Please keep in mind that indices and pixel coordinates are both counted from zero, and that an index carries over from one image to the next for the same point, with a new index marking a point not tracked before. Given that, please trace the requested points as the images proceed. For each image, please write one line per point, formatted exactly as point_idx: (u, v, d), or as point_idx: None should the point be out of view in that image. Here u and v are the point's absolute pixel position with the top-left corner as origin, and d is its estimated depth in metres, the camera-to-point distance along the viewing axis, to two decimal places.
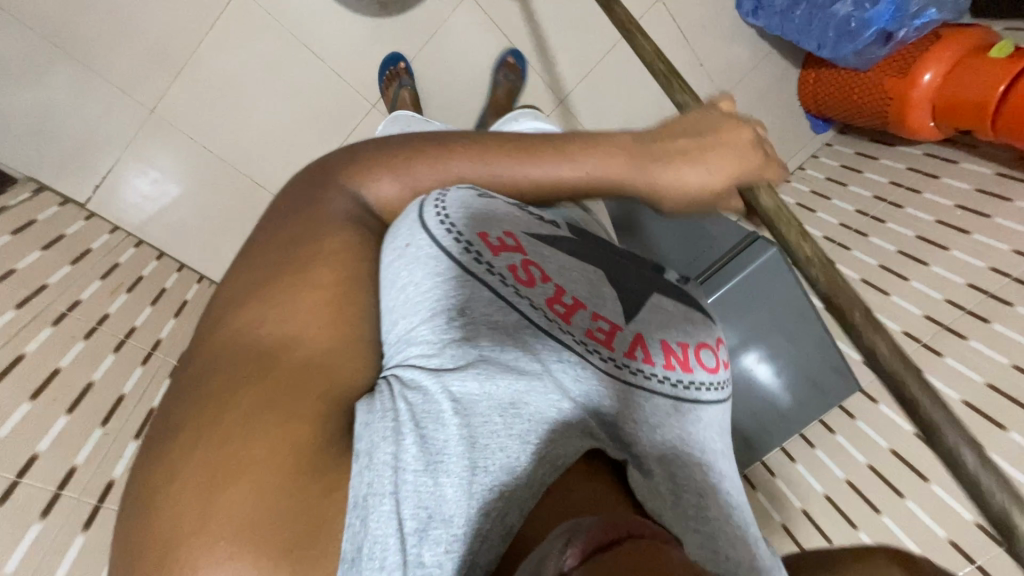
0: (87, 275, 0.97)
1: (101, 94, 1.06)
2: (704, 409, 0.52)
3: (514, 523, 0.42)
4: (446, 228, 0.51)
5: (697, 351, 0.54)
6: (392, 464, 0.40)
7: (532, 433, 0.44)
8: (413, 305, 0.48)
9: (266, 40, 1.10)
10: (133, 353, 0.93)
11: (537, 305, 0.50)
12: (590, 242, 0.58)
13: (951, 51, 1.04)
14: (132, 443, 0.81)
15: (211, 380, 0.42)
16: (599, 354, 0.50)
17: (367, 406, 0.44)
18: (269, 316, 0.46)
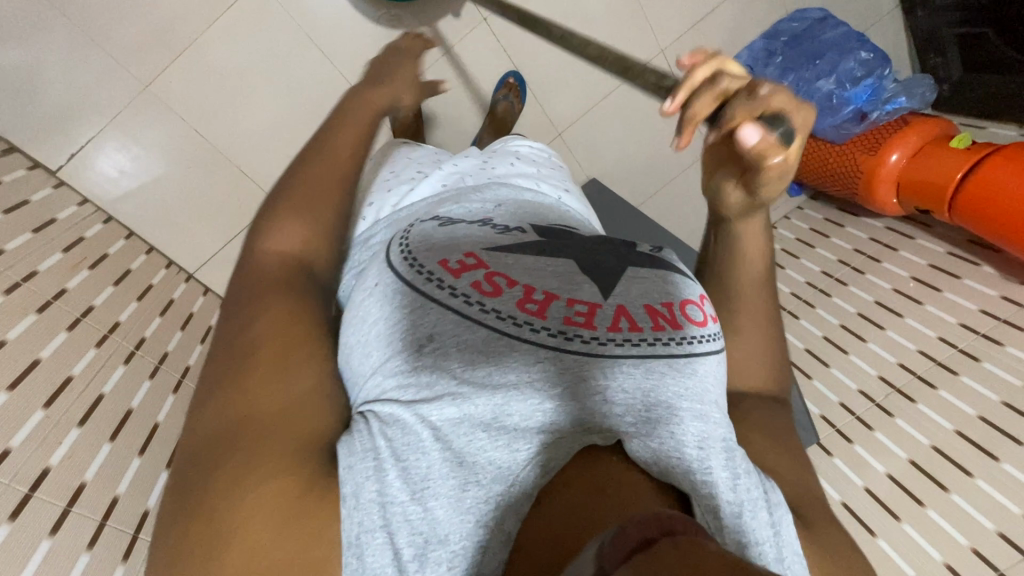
0: (48, 246, 0.92)
1: (94, 63, 1.02)
2: (699, 361, 0.53)
3: (513, 529, 0.44)
4: (408, 262, 0.58)
5: (682, 308, 0.56)
6: (380, 500, 0.44)
7: (518, 442, 0.47)
8: (386, 345, 0.53)
9: (278, 35, 1.09)
10: (87, 334, 0.87)
11: (510, 305, 0.53)
12: (555, 240, 0.63)
13: (916, 137, 1.12)
14: (74, 431, 0.75)
15: (201, 456, 0.46)
16: (581, 337, 0.52)
17: (347, 449, 0.47)
18: (242, 383, 0.50)
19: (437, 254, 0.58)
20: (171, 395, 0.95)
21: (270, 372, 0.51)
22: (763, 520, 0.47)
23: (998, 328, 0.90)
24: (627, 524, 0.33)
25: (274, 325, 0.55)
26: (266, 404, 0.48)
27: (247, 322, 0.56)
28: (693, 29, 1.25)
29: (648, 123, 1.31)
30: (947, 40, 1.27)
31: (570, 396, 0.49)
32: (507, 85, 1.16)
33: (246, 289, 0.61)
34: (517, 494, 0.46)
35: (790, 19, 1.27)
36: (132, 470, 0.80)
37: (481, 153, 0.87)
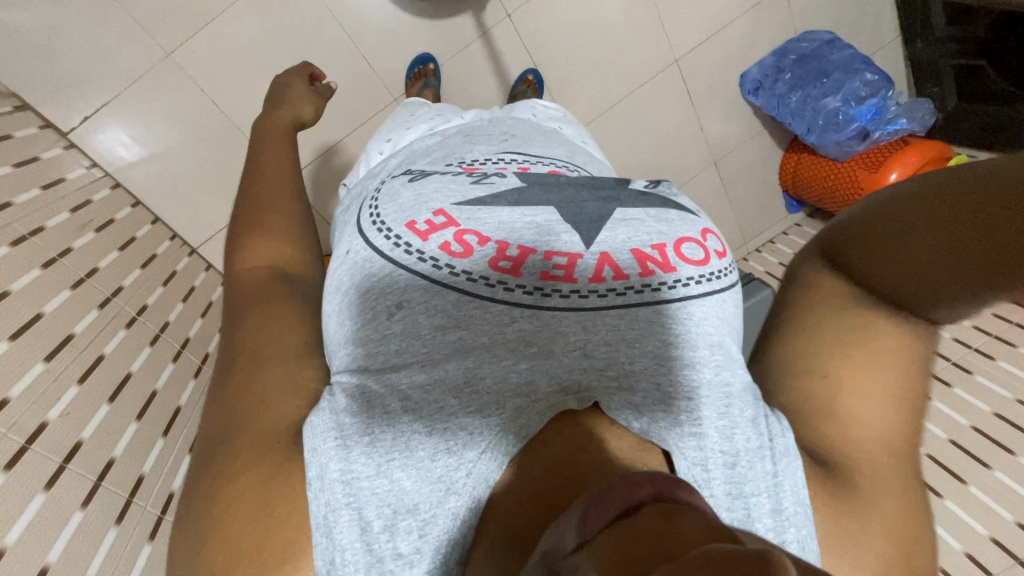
0: (56, 205, 0.90)
1: (116, 27, 1.02)
2: (694, 304, 0.52)
3: (483, 494, 0.45)
4: (377, 227, 0.57)
5: (675, 250, 0.54)
6: (344, 478, 0.43)
7: (489, 406, 0.47)
8: (359, 313, 0.53)
9: (305, 12, 1.07)
10: (90, 294, 0.85)
11: (481, 264, 0.53)
12: (537, 185, 0.60)
13: (913, 160, 1.16)
14: (73, 388, 0.73)
15: (224, 427, 0.49)
16: (560, 291, 0.51)
17: (311, 431, 0.46)
18: (221, 392, 0.52)
19: (405, 216, 0.57)
20: (170, 363, 0.93)
21: (241, 375, 0.52)
22: (762, 469, 0.45)
23: (990, 343, 0.91)
24: (613, 483, 0.32)
25: (251, 329, 0.57)
26: (255, 392, 0.51)
27: (232, 330, 0.58)
28: (709, 41, 1.28)
29: (658, 130, 1.34)
30: (945, 70, 1.33)
31: (539, 358, 0.49)
32: (525, 82, 1.18)
33: (246, 283, 0.63)
34: (488, 456, 0.45)
35: (799, 39, 1.29)
36: (129, 433, 0.78)
37: (499, 110, 0.84)
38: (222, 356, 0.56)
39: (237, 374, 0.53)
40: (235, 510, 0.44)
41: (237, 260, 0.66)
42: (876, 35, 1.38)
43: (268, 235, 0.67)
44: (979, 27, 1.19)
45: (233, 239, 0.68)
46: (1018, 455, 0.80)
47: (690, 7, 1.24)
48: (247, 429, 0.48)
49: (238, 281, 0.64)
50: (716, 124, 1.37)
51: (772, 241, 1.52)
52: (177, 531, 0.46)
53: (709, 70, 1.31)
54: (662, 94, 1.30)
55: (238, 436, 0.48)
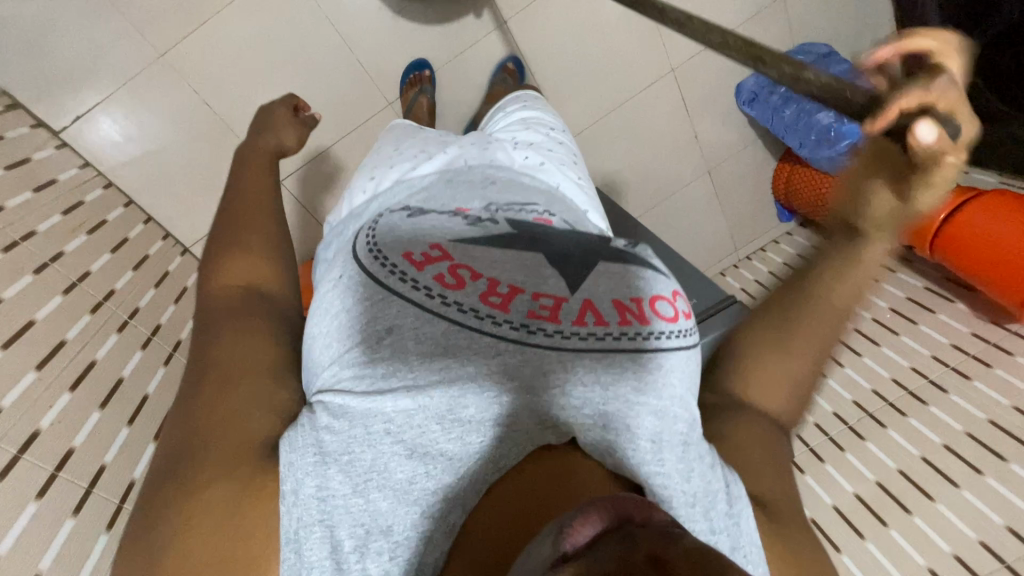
0: (48, 207, 0.91)
1: (108, 27, 1.01)
2: (668, 355, 0.53)
3: (456, 522, 0.46)
4: (372, 254, 0.59)
5: (652, 304, 0.56)
6: (320, 495, 0.45)
7: (472, 435, 0.48)
8: (347, 336, 0.54)
9: (301, 16, 1.06)
10: (82, 299, 0.87)
11: (470, 301, 0.54)
12: (527, 231, 0.63)
13: None
14: (65, 395, 0.75)
15: (190, 443, 0.49)
16: (544, 330, 0.53)
17: (288, 445, 0.48)
18: (188, 404, 0.52)
19: (401, 247, 0.59)
20: (162, 367, 0.94)
21: (209, 387, 0.53)
22: (719, 510, 0.48)
23: (966, 363, 0.93)
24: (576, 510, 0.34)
25: (224, 345, 0.57)
26: (226, 415, 0.51)
27: (203, 344, 0.58)
28: (707, 51, 1.27)
29: (653, 139, 1.34)
30: None
31: (522, 391, 0.50)
32: (505, 69, 1.15)
33: (224, 299, 0.64)
34: (462, 481, 0.47)
35: (797, 51, 1.27)
36: (120, 438, 0.79)
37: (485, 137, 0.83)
38: (192, 367, 0.56)
39: (208, 386, 0.53)
40: (189, 521, 0.45)
41: (213, 277, 0.66)
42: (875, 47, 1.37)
43: (247, 252, 0.68)
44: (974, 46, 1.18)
45: (213, 254, 0.68)
46: (985, 475, 0.81)
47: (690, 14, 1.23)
48: (214, 447, 0.49)
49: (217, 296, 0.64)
50: (710, 134, 1.37)
51: (762, 250, 1.55)
52: (128, 543, 0.45)
53: (706, 80, 1.30)
54: (657, 103, 1.30)
55: (206, 451, 0.49)
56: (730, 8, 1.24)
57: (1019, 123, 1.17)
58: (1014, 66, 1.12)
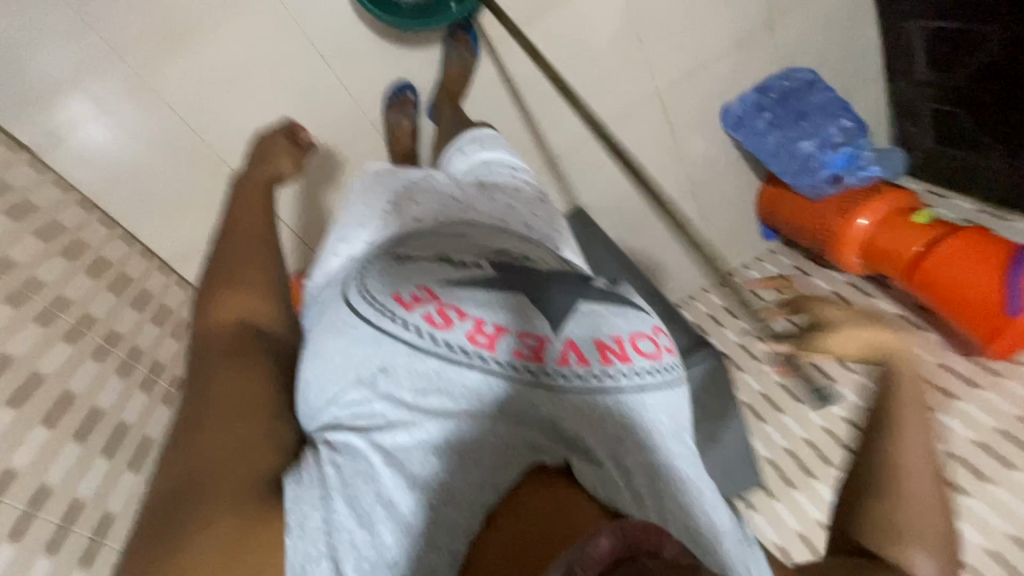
0: (24, 233, 0.90)
1: (83, 46, 0.98)
2: (649, 396, 0.50)
3: (460, 548, 0.46)
4: (364, 300, 0.56)
5: (634, 341, 0.52)
6: (326, 527, 0.46)
7: (468, 466, 0.48)
8: (345, 376, 0.54)
9: (282, 37, 1.04)
10: (58, 328, 0.86)
11: (458, 342, 0.52)
12: (511, 271, 0.58)
13: (884, 206, 1.18)
14: (41, 430, 0.75)
15: (185, 489, 0.48)
16: (528, 371, 0.51)
17: (293, 482, 0.49)
18: (185, 448, 0.51)
19: (391, 288, 0.56)
20: (141, 393, 0.95)
21: (216, 426, 0.53)
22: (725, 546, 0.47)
23: None
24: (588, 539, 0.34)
25: (223, 386, 0.57)
26: (220, 458, 0.50)
27: (200, 387, 0.58)
28: (695, 74, 1.27)
29: (639, 160, 1.34)
30: (923, 113, 1.34)
31: (517, 425, 0.50)
32: (456, 39, 1.11)
33: (219, 336, 0.64)
34: (466, 509, 0.47)
35: (782, 77, 1.29)
36: (98, 470, 0.80)
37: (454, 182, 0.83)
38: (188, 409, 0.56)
39: (206, 427, 0.53)
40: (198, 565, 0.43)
41: (208, 313, 0.67)
42: (861, 72, 1.37)
43: (246, 289, 0.69)
44: (956, 77, 1.19)
45: (209, 290, 0.69)
46: None
47: (678, 39, 1.22)
48: (209, 492, 0.47)
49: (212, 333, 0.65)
50: (696, 156, 1.38)
51: (745, 266, 1.57)
52: None
53: (693, 103, 1.30)
54: (643, 126, 1.30)
55: (202, 496, 0.47)
56: (718, 34, 1.24)
57: (998, 153, 1.19)
58: (995, 100, 1.14)
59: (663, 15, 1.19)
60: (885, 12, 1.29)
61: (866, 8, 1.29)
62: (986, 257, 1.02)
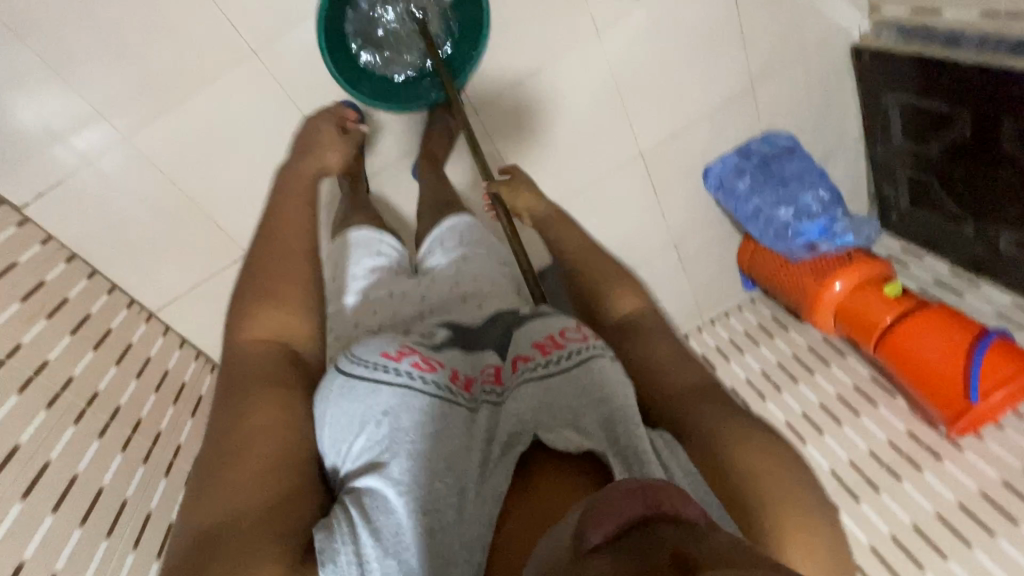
0: (7, 296, 0.91)
1: (71, 109, 1.00)
2: (588, 366, 0.62)
3: (479, 558, 0.50)
4: (353, 361, 0.63)
5: (561, 334, 0.67)
6: (357, 560, 0.48)
7: (469, 482, 0.54)
8: (349, 429, 0.58)
9: (268, 102, 1.06)
10: (39, 394, 0.88)
11: (440, 381, 0.61)
12: (462, 332, 0.74)
13: (857, 273, 1.21)
14: (17, 505, 0.76)
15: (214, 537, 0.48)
16: (490, 395, 0.64)
17: (323, 528, 0.51)
18: (209, 488, 0.53)
19: (376, 348, 0.63)
20: (120, 454, 0.96)
21: (242, 466, 0.54)
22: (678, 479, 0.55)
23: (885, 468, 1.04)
24: (591, 510, 0.38)
25: (240, 425, 0.57)
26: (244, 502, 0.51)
27: (219, 425, 0.58)
28: (676, 137, 1.29)
29: (623, 215, 1.36)
30: (899, 177, 1.37)
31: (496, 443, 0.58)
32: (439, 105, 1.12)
33: (250, 359, 0.65)
34: (474, 520, 0.52)
35: (761, 142, 1.32)
36: (73, 541, 0.82)
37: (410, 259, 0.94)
38: (209, 450, 0.57)
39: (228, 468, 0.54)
40: None
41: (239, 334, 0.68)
42: (840, 135, 1.39)
43: (271, 311, 0.69)
44: (931, 150, 1.22)
45: (235, 312, 0.70)
46: None
47: (659, 105, 1.25)
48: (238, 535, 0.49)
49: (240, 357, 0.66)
50: (677, 212, 1.40)
51: (726, 313, 1.60)
52: None
53: (674, 163, 1.32)
54: (626, 184, 1.32)
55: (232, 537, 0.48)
56: (699, 100, 1.26)
57: (969, 223, 1.22)
58: (966, 176, 1.17)
59: (646, 83, 1.22)
60: (864, 83, 1.32)
61: (845, 77, 1.32)
62: (954, 332, 1.06)
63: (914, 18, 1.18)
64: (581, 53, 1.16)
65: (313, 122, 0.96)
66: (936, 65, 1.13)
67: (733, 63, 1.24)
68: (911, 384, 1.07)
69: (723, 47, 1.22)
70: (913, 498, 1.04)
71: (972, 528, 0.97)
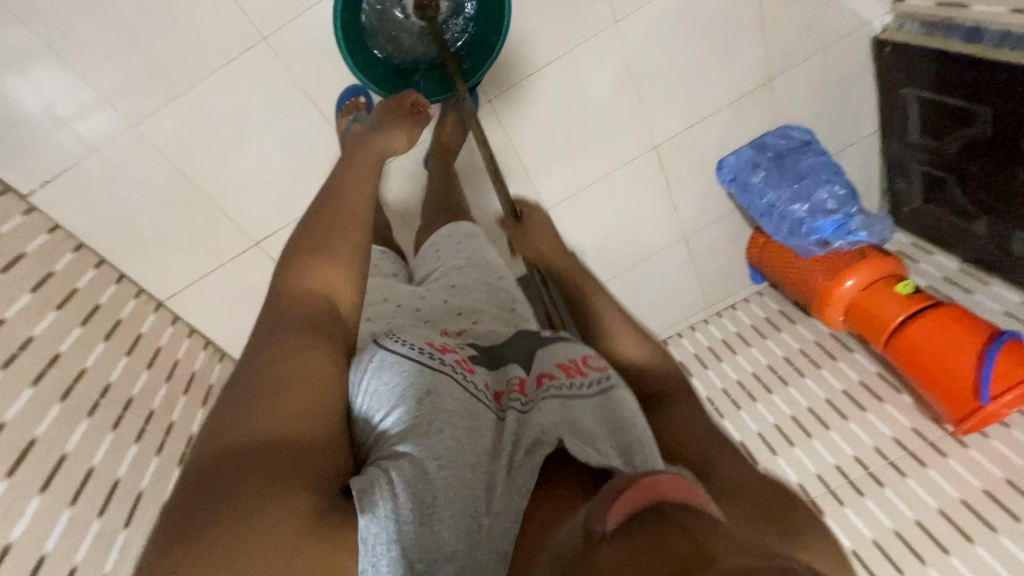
0: (17, 288, 0.90)
1: (76, 95, 0.97)
2: (608, 395, 0.61)
3: (506, 549, 0.46)
4: (395, 338, 0.58)
5: (586, 361, 0.66)
6: (394, 516, 0.43)
7: (505, 466, 0.50)
8: (386, 400, 0.53)
9: (279, 90, 1.04)
10: (52, 386, 0.88)
11: (475, 379, 0.58)
12: (484, 342, 0.69)
13: (870, 271, 1.20)
14: (36, 498, 0.77)
15: (232, 456, 0.42)
16: (518, 401, 0.58)
17: (360, 480, 0.45)
18: (238, 408, 0.46)
19: (422, 336, 0.61)
20: (134, 445, 0.96)
21: (278, 390, 0.48)
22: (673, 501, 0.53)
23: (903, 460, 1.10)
24: (603, 497, 0.37)
25: (276, 354, 0.51)
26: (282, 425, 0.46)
27: (255, 351, 0.53)
28: (691, 130, 1.27)
29: (634, 208, 1.35)
30: (913, 172, 1.36)
31: (522, 438, 0.53)
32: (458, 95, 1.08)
33: (296, 294, 0.59)
34: (501, 517, 0.47)
35: (777, 135, 1.31)
36: (92, 532, 0.82)
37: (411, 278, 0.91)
38: (246, 381, 0.49)
39: (267, 387, 0.48)
40: (232, 544, 0.37)
41: (287, 267, 0.62)
42: (855, 130, 1.38)
43: (326, 251, 0.63)
44: (949, 147, 1.21)
45: (290, 248, 0.64)
46: None
47: (675, 97, 1.23)
48: (268, 459, 0.43)
49: (284, 291, 0.59)
50: (688, 205, 1.39)
51: (734, 306, 1.62)
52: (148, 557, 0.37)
53: (688, 157, 1.31)
54: (638, 177, 1.31)
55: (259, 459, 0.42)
56: (716, 92, 1.24)
57: (982, 221, 1.22)
58: (983, 174, 1.16)
59: (662, 74, 1.19)
60: (883, 77, 1.30)
61: (864, 70, 1.30)
62: (967, 331, 1.06)
63: (940, 10, 1.15)
64: (597, 42, 1.13)
65: (385, 104, 0.88)
66: (960, 61, 1.11)
67: (751, 54, 1.22)
68: (922, 384, 1.07)
69: (742, 37, 1.19)
70: (917, 494, 1.04)
71: (972, 524, 0.97)
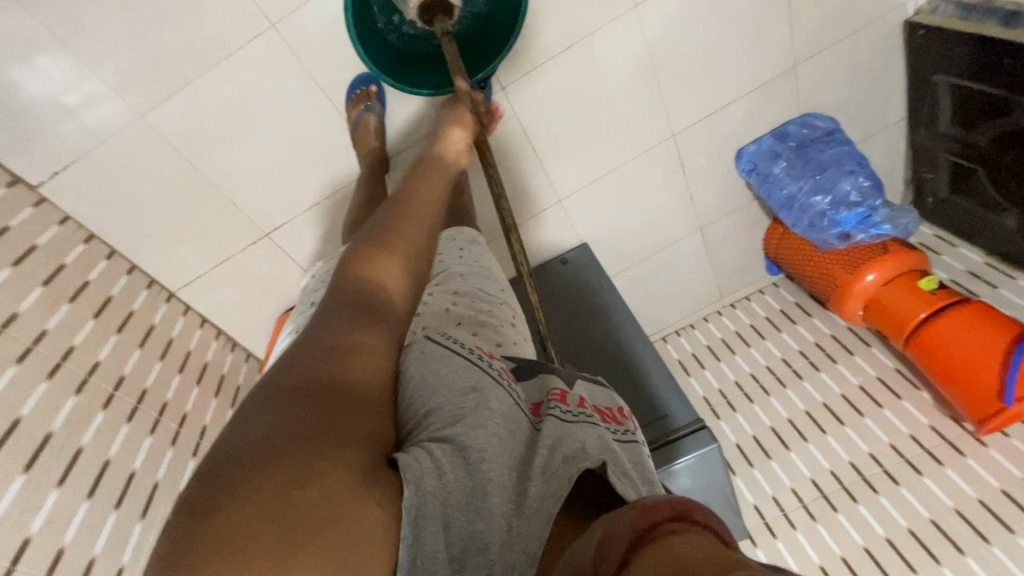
0: (29, 280, 0.90)
1: (81, 84, 0.95)
2: (636, 446, 0.56)
3: (534, 551, 0.43)
4: (450, 343, 0.61)
5: (615, 412, 0.60)
6: (438, 495, 0.43)
7: (545, 466, 0.48)
8: (435, 391, 0.53)
9: (288, 77, 1.01)
10: (66, 380, 0.88)
11: (518, 391, 0.58)
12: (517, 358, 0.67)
13: (894, 265, 1.17)
14: (53, 492, 0.78)
15: (270, 413, 0.41)
16: (559, 409, 0.55)
17: (407, 457, 0.45)
18: (291, 371, 0.46)
19: (474, 345, 0.63)
20: (148, 437, 0.97)
21: (331, 361, 0.47)
22: None
23: (919, 457, 1.08)
24: (615, 529, 0.36)
25: (323, 331, 0.51)
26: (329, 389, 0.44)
27: (316, 324, 0.52)
28: (709, 119, 1.23)
29: (649, 198, 1.32)
30: (941, 162, 1.31)
31: (561, 446, 0.50)
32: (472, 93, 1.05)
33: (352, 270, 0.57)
34: (533, 518, 0.44)
35: (801, 124, 1.27)
36: (109, 525, 0.83)
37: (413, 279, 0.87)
38: (303, 348, 0.49)
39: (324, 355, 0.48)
40: (264, 493, 0.35)
41: (353, 244, 0.61)
42: (880, 117, 1.33)
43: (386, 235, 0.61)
44: (981, 137, 1.16)
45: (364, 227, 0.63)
46: None
47: (695, 83, 1.18)
48: (313, 419, 0.41)
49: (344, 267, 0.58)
50: (705, 195, 1.36)
51: (748, 297, 1.60)
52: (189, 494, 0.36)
53: (705, 145, 1.27)
54: (654, 166, 1.27)
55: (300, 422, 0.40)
56: (737, 79, 1.19)
57: (1011, 214, 1.17)
58: (1015, 166, 1.11)
59: (681, 60, 1.15)
60: (913, 63, 1.24)
61: (893, 55, 1.24)
62: (998, 327, 1.02)
63: None
64: (615, 25, 1.08)
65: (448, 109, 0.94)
66: (997, 46, 1.05)
67: (776, 38, 1.16)
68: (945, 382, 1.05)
69: (766, 21, 1.14)
70: (934, 494, 1.03)
71: (989, 524, 0.95)
